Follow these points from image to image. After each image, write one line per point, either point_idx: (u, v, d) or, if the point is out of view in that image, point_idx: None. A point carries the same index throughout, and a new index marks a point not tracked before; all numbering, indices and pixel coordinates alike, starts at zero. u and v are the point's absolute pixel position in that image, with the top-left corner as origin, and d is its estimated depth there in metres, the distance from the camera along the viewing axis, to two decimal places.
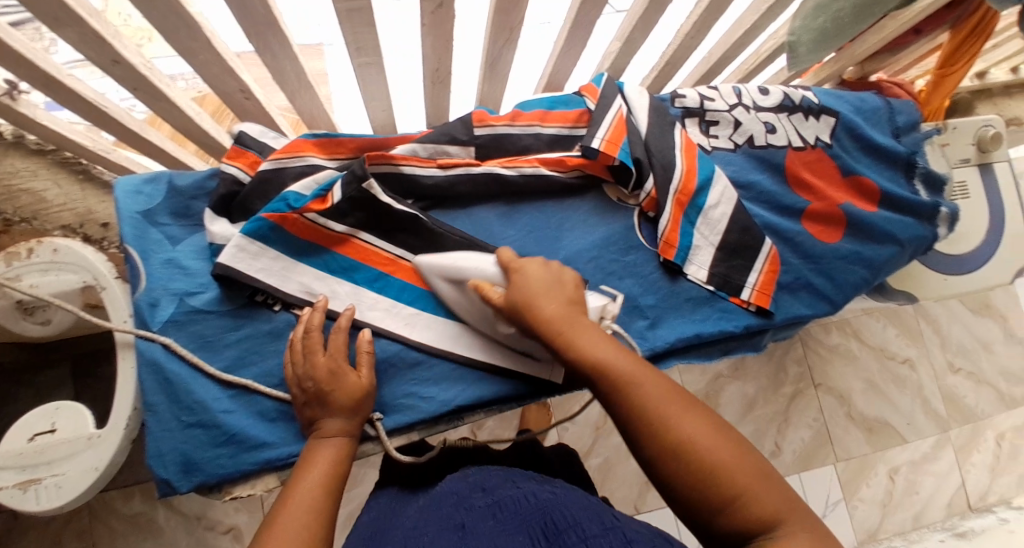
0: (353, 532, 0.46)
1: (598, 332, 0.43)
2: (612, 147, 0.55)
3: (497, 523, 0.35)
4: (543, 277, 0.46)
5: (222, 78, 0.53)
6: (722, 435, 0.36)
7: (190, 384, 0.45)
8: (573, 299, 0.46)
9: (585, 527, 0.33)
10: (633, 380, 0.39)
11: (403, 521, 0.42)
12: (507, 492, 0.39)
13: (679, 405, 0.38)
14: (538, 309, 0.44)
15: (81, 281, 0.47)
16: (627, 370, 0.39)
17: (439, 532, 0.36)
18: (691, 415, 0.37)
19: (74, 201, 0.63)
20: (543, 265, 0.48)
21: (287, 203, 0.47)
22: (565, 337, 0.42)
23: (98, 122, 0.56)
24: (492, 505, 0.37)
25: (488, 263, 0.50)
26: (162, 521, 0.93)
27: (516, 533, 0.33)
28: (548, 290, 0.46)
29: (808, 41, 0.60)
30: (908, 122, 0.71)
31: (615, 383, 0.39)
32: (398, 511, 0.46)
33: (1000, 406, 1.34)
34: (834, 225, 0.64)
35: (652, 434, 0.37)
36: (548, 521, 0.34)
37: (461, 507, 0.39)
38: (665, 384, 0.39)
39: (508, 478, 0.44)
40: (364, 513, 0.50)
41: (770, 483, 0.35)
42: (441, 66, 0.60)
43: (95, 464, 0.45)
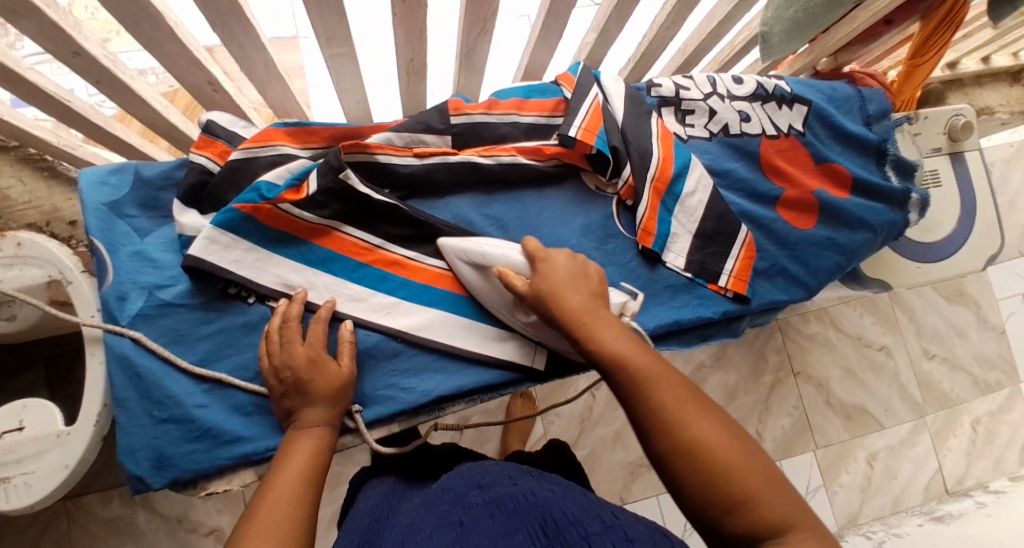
0: (347, 524, 0.45)
1: (619, 326, 0.43)
2: (589, 135, 0.55)
3: (495, 522, 0.33)
4: (568, 269, 0.46)
5: (189, 69, 0.52)
6: (736, 440, 0.36)
7: (161, 378, 0.44)
8: (596, 292, 0.46)
9: (586, 525, 0.31)
10: (652, 376, 0.38)
11: (399, 519, 0.40)
12: (507, 491, 0.37)
13: (695, 406, 0.37)
14: (561, 299, 0.44)
15: (46, 276, 0.46)
16: (646, 365, 0.39)
17: (435, 529, 0.35)
18: (706, 416, 0.36)
19: (40, 198, 0.61)
20: (569, 257, 0.48)
21: (260, 193, 0.46)
22: (587, 328, 0.42)
23: (60, 116, 0.54)
24: (490, 505, 0.36)
25: (514, 251, 0.49)
26: (142, 524, 0.91)
27: (515, 533, 0.32)
28: (573, 282, 0.45)
29: (780, 32, 0.61)
30: (879, 110, 0.72)
31: (634, 376, 0.39)
32: (392, 509, 0.44)
33: (974, 391, 1.38)
34: (809, 213, 0.65)
35: (664, 430, 0.36)
36: (549, 521, 0.32)
37: (459, 505, 0.38)
38: (682, 382, 0.38)
39: (506, 475, 0.42)
40: (357, 504, 0.48)
41: (783, 494, 0.34)
42: (415, 56, 0.59)
43: (64, 462, 0.43)
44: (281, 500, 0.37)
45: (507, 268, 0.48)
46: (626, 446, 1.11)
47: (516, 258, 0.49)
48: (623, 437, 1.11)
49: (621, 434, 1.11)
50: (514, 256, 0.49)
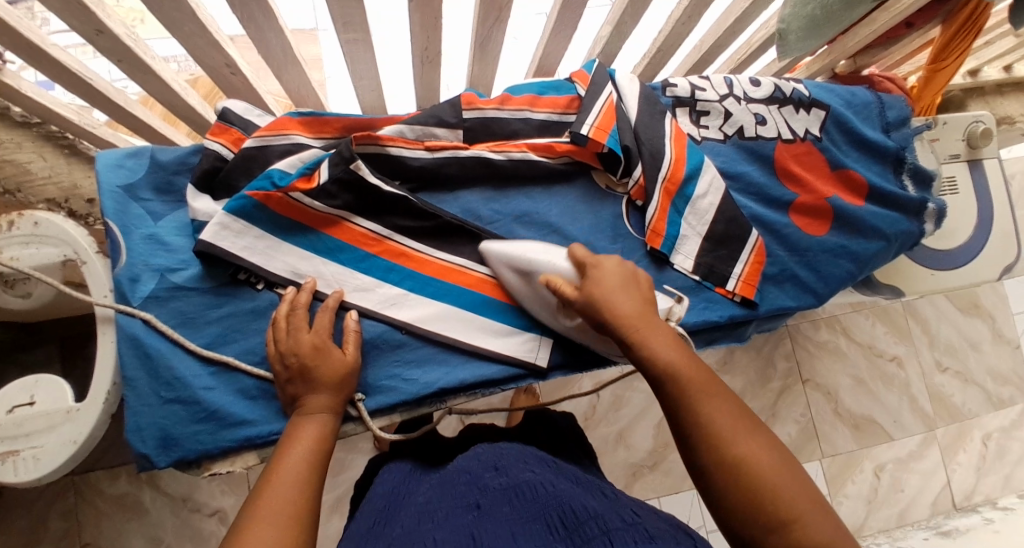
0: (366, 503, 0.46)
1: (670, 335, 0.43)
2: (601, 133, 0.55)
3: (513, 509, 0.35)
4: (619, 275, 0.46)
5: (207, 51, 0.53)
6: (782, 462, 0.36)
7: (169, 360, 0.45)
8: (647, 298, 0.46)
9: (607, 520, 0.32)
10: (701, 392, 0.39)
11: (416, 497, 0.43)
12: (523, 479, 0.39)
13: (743, 425, 0.38)
14: (614, 305, 0.44)
15: (61, 256, 0.47)
16: (698, 380, 0.40)
17: (452, 509, 0.37)
18: (753, 436, 0.37)
19: (61, 173, 0.63)
20: (619, 262, 0.48)
21: (272, 180, 0.47)
22: (639, 336, 0.43)
23: (82, 94, 0.55)
24: (509, 489, 0.37)
25: (559, 257, 0.50)
26: (148, 502, 0.93)
27: (533, 521, 0.33)
28: (626, 289, 0.45)
29: (798, 29, 0.60)
30: (899, 117, 0.71)
31: (685, 389, 0.40)
32: (410, 488, 0.46)
33: (986, 406, 1.36)
34: (822, 218, 0.64)
35: (711, 445, 0.37)
36: (567, 512, 0.33)
37: (475, 486, 0.40)
38: (731, 401, 0.39)
39: (522, 459, 0.45)
40: (375, 487, 0.48)
41: (826, 520, 0.34)
42: (430, 45, 0.60)
43: (73, 437, 0.44)
44: (288, 482, 0.38)
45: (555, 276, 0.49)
46: (628, 446, 1.11)
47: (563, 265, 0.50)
48: (626, 438, 1.11)
49: (624, 435, 1.11)
50: (560, 264, 0.50)
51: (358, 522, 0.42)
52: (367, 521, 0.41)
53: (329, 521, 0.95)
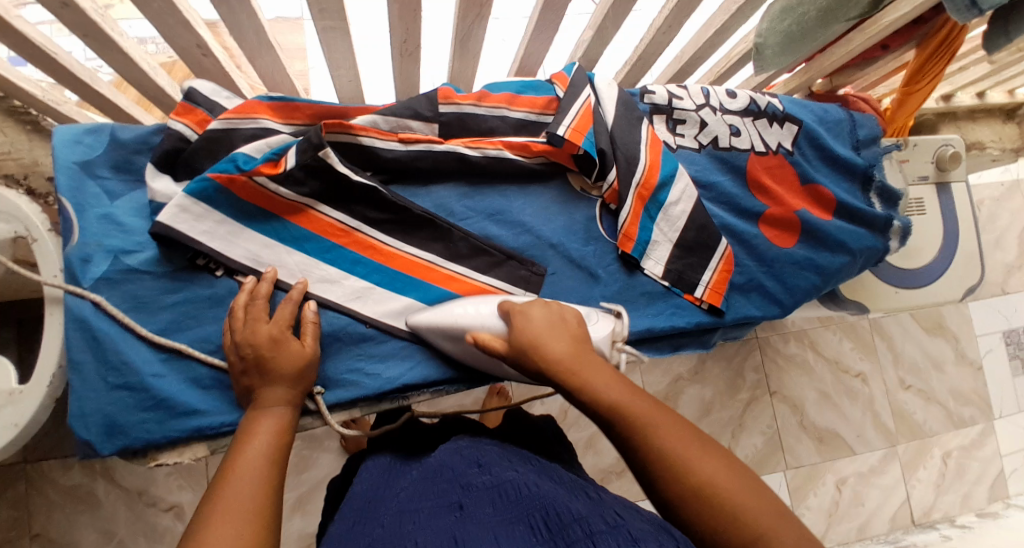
0: (347, 503, 0.45)
1: (605, 369, 0.43)
2: (577, 135, 0.55)
3: (496, 510, 0.35)
4: (544, 319, 0.47)
5: (178, 31, 0.52)
6: (745, 480, 0.34)
7: (119, 345, 0.43)
8: (577, 335, 0.46)
9: (590, 522, 0.31)
10: (649, 422, 0.37)
11: (398, 491, 0.43)
12: (507, 476, 0.39)
13: (700, 448, 0.36)
14: (543, 348, 0.44)
15: (12, 232, 0.44)
16: (641, 408, 0.38)
17: (433, 509, 0.37)
18: (708, 455, 0.35)
19: (22, 149, 0.61)
20: (544, 306, 0.49)
21: (236, 164, 0.46)
22: (576, 376, 0.42)
23: (44, 68, 0.54)
24: (493, 488, 0.38)
25: (488, 315, 0.50)
26: (102, 494, 0.90)
27: (517, 522, 0.33)
28: (552, 330, 0.46)
29: (773, 45, 0.62)
30: (869, 136, 0.73)
31: (634, 422, 0.38)
32: (391, 479, 0.46)
33: (947, 424, 1.40)
34: (791, 230, 0.65)
35: (672, 476, 0.35)
36: (551, 512, 0.33)
37: (458, 484, 0.40)
38: (677, 422, 0.38)
39: (505, 458, 0.45)
40: (355, 484, 0.48)
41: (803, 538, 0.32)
42: (409, 38, 0.59)
43: (14, 421, 0.42)
44: (248, 476, 0.36)
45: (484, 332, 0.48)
46: (598, 451, 1.11)
47: (490, 320, 0.49)
48: (596, 444, 1.12)
49: (593, 440, 1.12)
50: (488, 319, 0.49)
51: (340, 518, 0.42)
52: (347, 519, 0.41)
53: (290, 521, 0.93)
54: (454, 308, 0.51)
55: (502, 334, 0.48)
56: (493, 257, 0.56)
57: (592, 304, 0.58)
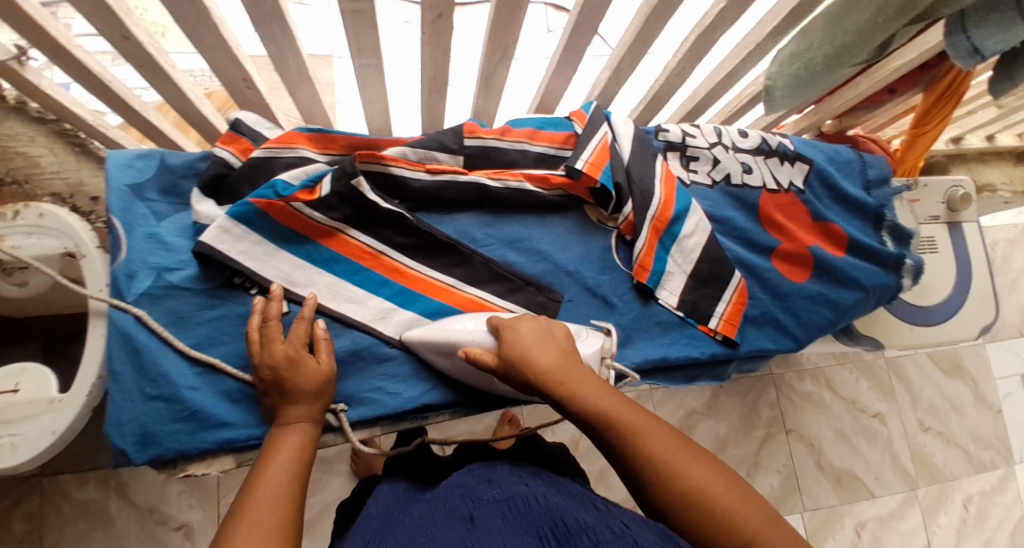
0: (361, 520, 0.45)
1: (592, 379, 0.44)
2: (595, 169, 0.58)
3: (505, 521, 0.36)
4: (532, 330, 0.47)
5: (226, 65, 0.56)
6: (732, 487, 0.38)
7: (157, 357, 0.45)
8: (566, 347, 0.47)
9: (597, 532, 0.33)
10: (639, 432, 0.40)
11: (410, 514, 0.43)
12: (517, 493, 0.41)
13: (686, 454, 0.40)
14: (531, 359, 0.45)
15: (63, 248, 0.48)
16: (633, 421, 0.41)
17: (446, 522, 0.38)
18: (697, 464, 0.39)
19: (69, 170, 0.65)
20: (532, 321, 0.49)
21: (275, 190, 0.49)
22: (566, 386, 0.43)
23: (98, 95, 0.58)
24: (502, 503, 0.39)
25: (482, 333, 0.49)
26: (113, 511, 0.90)
27: (525, 532, 0.34)
28: (541, 340, 0.46)
29: (783, 86, 0.65)
30: (878, 176, 0.75)
31: (625, 432, 0.41)
32: (404, 507, 0.46)
33: (968, 468, 1.36)
34: (804, 265, 0.67)
35: (662, 483, 0.38)
36: (559, 523, 0.34)
37: (469, 499, 0.42)
38: (668, 434, 0.41)
39: (514, 475, 0.46)
40: (368, 507, 0.48)
41: (782, 530, 0.36)
42: (438, 75, 0.63)
43: (53, 428, 0.44)
44: (271, 491, 0.37)
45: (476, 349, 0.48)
46: (609, 485, 1.10)
47: (483, 338, 0.49)
48: (606, 477, 1.10)
49: (605, 473, 1.10)
50: (481, 337, 0.49)
51: (353, 535, 0.43)
52: (361, 536, 0.42)
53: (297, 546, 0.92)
54: (450, 325, 0.51)
55: (494, 350, 0.48)
56: (513, 283, 0.58)
57: (607, 332, 0.59)
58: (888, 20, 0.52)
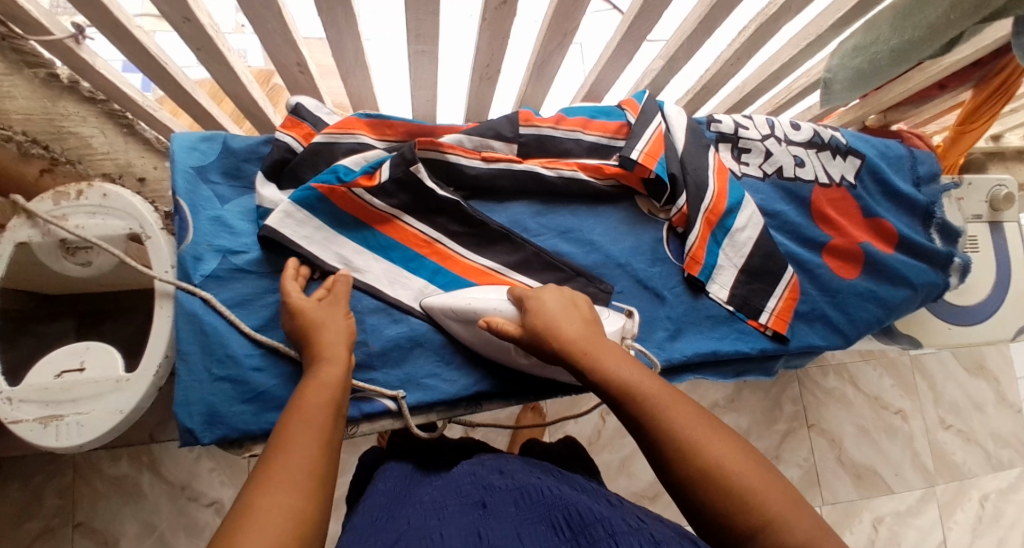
0: (367, 500, 0.46)
1: (618, 351, 0.44)
2: (650, 159, 0.57)
3: (518, 509, 0.39)
4: (557, 302, 0.47)
5: (282, 48, 0.57)
6: (754, 466, 0.37)
7: (224, 339, 0.47)
8: (588, 318, 0.47)
9: (611, 523, 0.35)
10: (659, 406, 0.39)
11: (421, 495, 0.44)
12: (529, 481, 0.43)
13: (707, 428, 0.38)
14: (559, 331, 0.44)
15: (127, 229, 0.48)
16: (654, 393, 0.40)
17: (458, 506, 0.40)
18: (718, 440, 0.38)
19: (118, 151, 0.65)
20: (556, 291, 0.49)
21: (337, 175, 0.50)
22: (589, 355, 0.43)
23: (152, 74, 0.58)
24: (515, 491, 0.41)
25: (501, 303, 0.49)
26: (146, 486, 0.92)
27: (539, 523, 0.37)
28: (566, 312, 0.46)
29: (842, 80, 0.65)
30: (929, 172, 0.73)
31: (644, 406, 0.40)
32: (412, 487, 0.47)
33: (986, 466, 1.35)
34: (854, 262, 0.66)
35: (681, 458, 0.37)
36: (572, 512, 0.37)
37: (482, 485, 0.43)
38: (690, 409, 0.40)
39: (525, 466, 0.48)
40: (374, 485, 0.48)
41: (802, 509, 0.35)
42: (492, 63, 0.63)
43: (120, 407, 0.44)
44: (304, 424, 0.36)
45: (497, 317, 0.48)
46: (631, 474, 1.10)
47: (504, 305, 0.49)
48: (629, 466, 1.11)
49: (627, 463, 1.11)
50: (502, 305, 0.49)
51: (361, 514, 0.44)
52: (370, 514, 0.43)
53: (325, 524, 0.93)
54: (470, 295, 0.51)
55: (515, 318, 0.48)
56: (563, 273, 0.58)
57: (657, 325, 0.59)
58: (961, 17, 0.52)
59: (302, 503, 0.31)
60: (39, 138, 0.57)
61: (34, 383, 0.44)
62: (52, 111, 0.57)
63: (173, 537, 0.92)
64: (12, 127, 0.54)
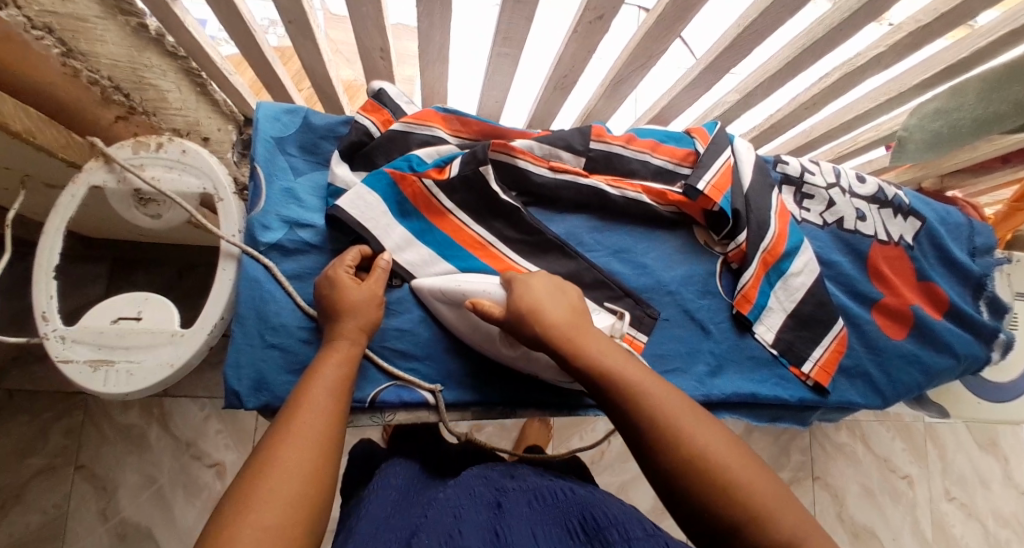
0: (376, 491, 0.45)
1: (603, 339, 0.45)
2: (716, 192, 0.57)
3: (532, 510, 0.40)
4: (546, 285, 0.47)
5: (371, 33, 0.58)
6: (740, 457, 0.38)
7: (279, 308, 0.47)
8: (576, 305, 0.47)
9: (627, 528, 0.38)
10: (645, 391, 0.40)
11: (432, 495, 0.43)
12: (542, 482, 0.45)
13: (691, 417, 0.40)
14: (544, 314, 0.44)
15: (201, 188, 0.48)
16: (639, 383, 0.41)
17: (473, 505, 0.40)
18: (704, 430, 0.39)
19: (190, 109, 0.63)
20: (546, 278, 0.49)
21: (410, 164, 0.52)
22: (573, 342, 0.43)
23: (237, 36, 0.59)
24: (528, 490, 0.43)
25: (492, 287, 0.49)
26: (152, 439, 0.93)
27: (554, 524, 0.39)
28: (554, 297, 0.47)
29: (918, 140, 0.65)
30: (986, 244, 0.72)
31: (628, 392, 0.41)
32: (421, 489, 0.46)
33: (983, 543, 1.33)
34: (901, 323, 0.65)
35: (666, 447, 0.38)
36: (587, 518, 0.40)
37: (495, 486, 0.44)
38: (674, 397, 0.41)
39: (536, 472, 0.49)
40: (385, 478, 0.47)
41: (785, 502, 0.37)
42: (569, 74, 0.63)
43: (170, 361, 0.44)
44: (326, 388, 0.40)
45: (485, 299, 0.48)
46: (628, 499, 1.08)
47: (494, 290, 0.49)
48: (627, 491, 1.09)
49: (626, 487, 1.09)
50: (493, 288, 0.49)
51: (372, 504, 0.42)
52: (383, 509, 0.41)
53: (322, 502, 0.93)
54: (460, 278, 0.50)
55: (501, 303, 0.48)
56: (613, 291, 0.57)
57: (700, 357, 0.58)
58: None
59: (319, 461, 0.36)
60: (121, 85, 0.58)
61: (91, 325, 0.44)
62: (137, 62, 0.57)
63: (171, 493, 0.92)
64: (99, 72, 0.56)
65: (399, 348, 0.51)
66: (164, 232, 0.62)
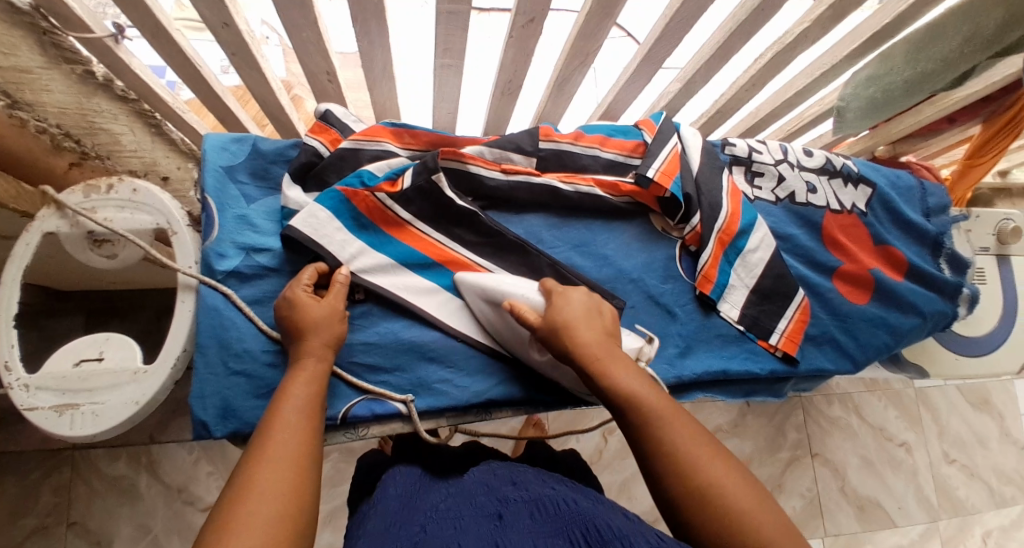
0: (376, 504, 0.45)
1: (628, 363, 0.45)
2: (665, 178, 0.58)
3: (533, 522, 0.38)
4: (577, 306, 0.48)
5: (314, 57, 0.59)
6: (753, 494, 0.38)
7: (241, 334, 0.48)
8: (606, 329, 0.48)
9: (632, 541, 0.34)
10: (663, 421, 0.41)
11: (433, 502, 0.43)
12: (544, 492, 0.42)
13: (708, 450, 0.40)
14: (572, 336, 0.45)
15: (155, 224, 0.48)
16: (659, 410, 0.41)
17: (473, 516, 0.40)
18: (718, 464, 0.39)
19: (145, 149, 0.66)
20: (585, 294, 0.50)
21: (361, 179, 0.52)
22: (600, 363, 0.44)
23: (185, 76, 0.61)
24: (529, 502, 0.40)
25: (531, 291, 0.51)
26: (143, 488, 0.91)
27: (556, 536, 0.36)
28: (583, 319, 0.47)
29: (856, 108, 0.68)
30: (939, 204, 0.74)
31: (648, 418, 0.41)
32: (419, 493, 0.46)
33: (989, 503, 1.33)
34: (863, 288, 0.67)
35: (678, 478, 0.39)
36: (592, 529, 0.36)
37: (495, 497, 0.42)
38: (693, 427, 0.41)
39: (538, 477, 0.47)
40: (385, 488, 0.47)
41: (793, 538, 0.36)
42: (514, 78, 0.65)
43: (136, 398, 0.44)
44: (296, 407, 0.41)
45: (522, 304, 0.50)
46: (630, 497, 1.08)
47: (533, 296, 0.51)
48: (629, 488, 1.09)
49: (627, 485, 1.09)
50: (531, 294, 0.51)
51: (373, 520, 0.42)
52: (383, 519, 0.42)
53: (321, 532, 0.93)
54: (502, 279, 0.53)
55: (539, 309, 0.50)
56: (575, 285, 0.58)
57: (668, 341, 0.59)
58: (973, 51, 0.54)
59: (297, 479, 0.36)
60: (73, 132, 0.57)
61: (52, 371, 0.44)
62: (86, 107, 0.58)
63: (166, 541, 0.90)
64: (47, 120, 0.54)
65: (367, 363, 0.52)
66: (128, 272, 0.62)
